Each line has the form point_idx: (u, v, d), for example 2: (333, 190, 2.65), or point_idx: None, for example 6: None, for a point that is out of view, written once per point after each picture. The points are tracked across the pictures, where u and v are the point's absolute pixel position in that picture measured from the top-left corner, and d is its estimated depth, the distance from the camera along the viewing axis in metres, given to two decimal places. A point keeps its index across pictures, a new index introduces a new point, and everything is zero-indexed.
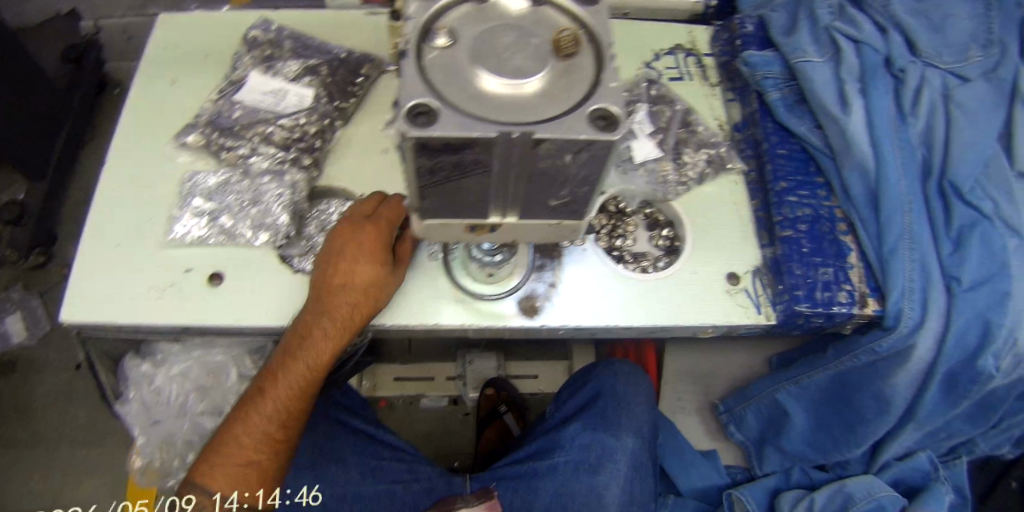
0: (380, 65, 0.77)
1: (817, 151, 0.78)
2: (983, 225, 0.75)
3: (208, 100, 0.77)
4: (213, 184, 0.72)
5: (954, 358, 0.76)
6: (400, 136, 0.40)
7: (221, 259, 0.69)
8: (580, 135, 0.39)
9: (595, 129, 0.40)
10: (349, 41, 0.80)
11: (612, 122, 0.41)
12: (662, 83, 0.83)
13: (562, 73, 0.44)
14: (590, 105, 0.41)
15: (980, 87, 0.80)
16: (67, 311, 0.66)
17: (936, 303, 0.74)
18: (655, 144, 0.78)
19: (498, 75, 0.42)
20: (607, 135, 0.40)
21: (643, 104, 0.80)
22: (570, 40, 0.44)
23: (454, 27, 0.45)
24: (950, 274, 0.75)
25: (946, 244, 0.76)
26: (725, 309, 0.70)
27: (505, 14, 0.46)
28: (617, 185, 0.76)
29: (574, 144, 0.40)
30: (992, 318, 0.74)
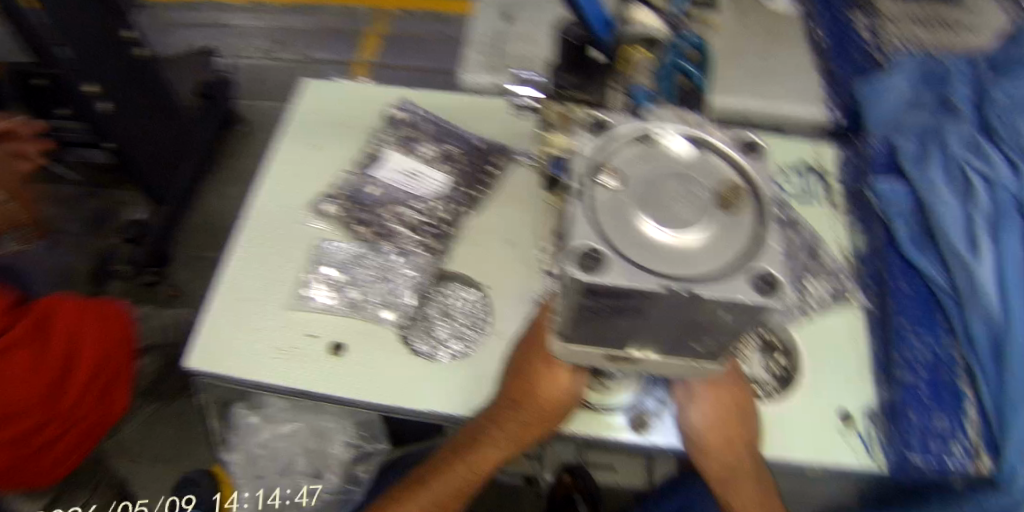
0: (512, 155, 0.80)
1: (942, 292, 0.76)
2: None
3: (344, 170, 0.79)
4: (344, 255, 0.74)
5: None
6: (567, 278, 0.42)
7: (344, 330, 0.70)
8: (737, 296, 0.40)
9: (755, 293, 0.40)
10: (484, 128, 0.84)
11: (776, 287, 0.40)
12: (790, 205, 0.77)
13: (725, 227, 0.44)
14: (753, 266, 0.42)
15: None
16: (194, 362, 0.68)
17: None
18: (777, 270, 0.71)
19: (661, 226, 0.43)
20: (768, 299, 0.40)
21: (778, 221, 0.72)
22: (732, 195, 0.45)
23: (621, 167, 0.46)
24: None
25: None
26: (834, 452, 0.65)
27: (671, 158, 0.47)
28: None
29: (729, 303, 0.41)
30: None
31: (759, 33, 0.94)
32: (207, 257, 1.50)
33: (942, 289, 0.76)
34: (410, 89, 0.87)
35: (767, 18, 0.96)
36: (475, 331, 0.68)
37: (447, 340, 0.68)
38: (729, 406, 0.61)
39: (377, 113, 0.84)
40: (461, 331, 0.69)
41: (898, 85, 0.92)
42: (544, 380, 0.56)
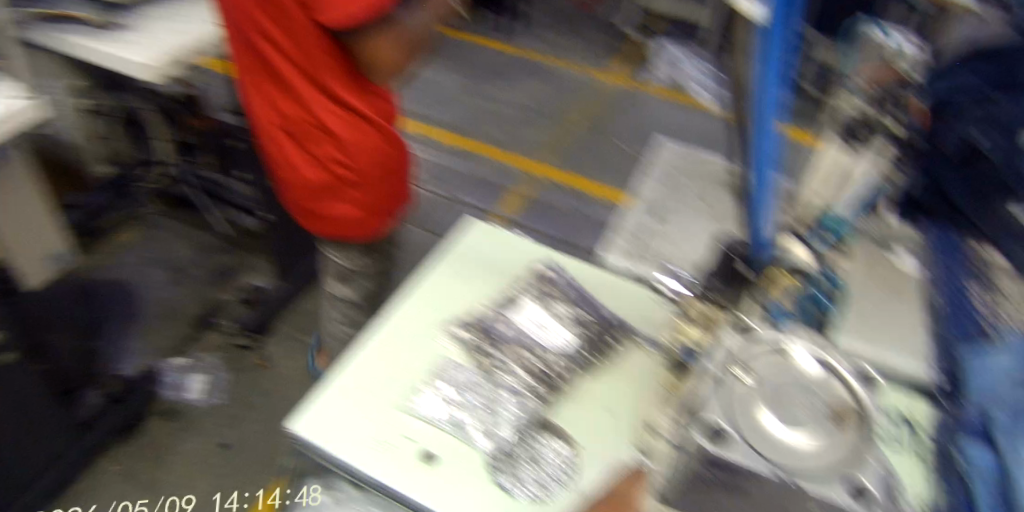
0: (634, 338, 0.88)
1: None
2: None
3: (484, 304, 0.90)
4: (462, 379, 0.81)
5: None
6: (691, 444, 0.51)
7: (439, 444, 0.76)
8: (837, 502, 0.47)
9: (849, 501, 0.48)
10: (616, 306, 0.93)
11: (867, 495, 0.48)
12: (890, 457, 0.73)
13: (837, 438, 0.50)
14: (845, 477, 0.49)
15: None
16: (301, 426, 0.76)
17: None
18: None
19: (784, 426, 0.50)
20: (863, 509, 0.47)
21: None
22: (848, 414, 0.52)
23: (760, 369, 0.53)
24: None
25: None
26: None
27: (802, 370, 0.53)
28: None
29: (828, 505, 0.48)
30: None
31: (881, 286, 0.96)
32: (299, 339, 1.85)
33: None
34: (561, 255, 1.01)
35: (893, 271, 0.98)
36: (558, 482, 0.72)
37: (530, 484, 0.71)
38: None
39: (527, 265, 0.98)
40: (545, 479, 0.72)
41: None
42: None
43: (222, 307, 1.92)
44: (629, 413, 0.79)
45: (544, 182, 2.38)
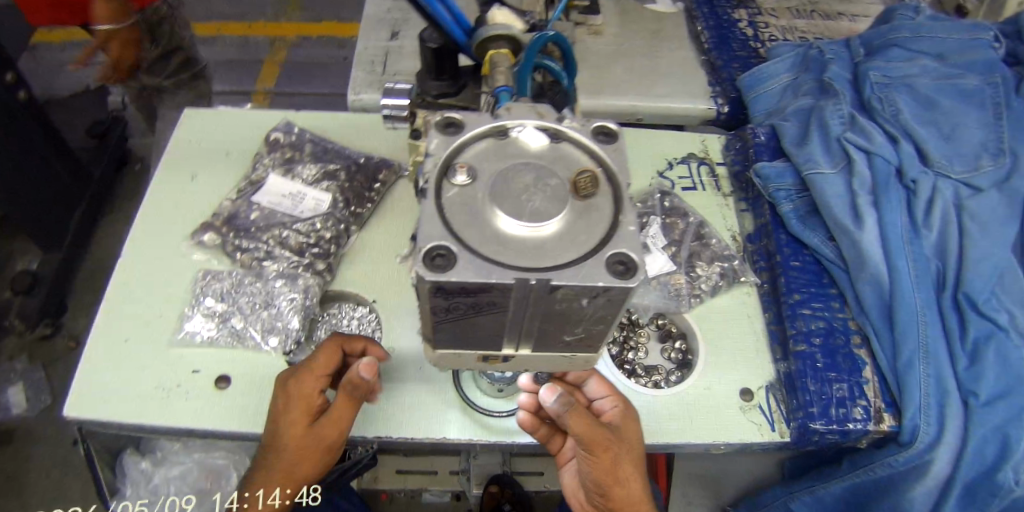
0: (398, 170, 0.80)
1: (829, 263, 0.75)
2: (998, 338, 0.74)
3: (226, 198, 0.77)
4: (225, 285, 0.71)
5: (972, 473, 0.71)
6: (416, 278, 0.40)
7: (230, 362, 0.67)
8: (597, 283, 0.39)
9: (613, 276, 0.39)
10: (370, 146, 0.83)
11: (631, 269, 0.40)
12: (675, 195, 0.78)
13: (579, 213, 0.43)
14: (607, 251, 0.41)
15: (992, 198, 0.81)
16: (69, 409, 0.63)
17: (953, 420, 0.70)
18: (668, 255, 0.73)
19: (517, 222, 0.41)
20: (624, 283, 0.39)
21: (656, 216, 0.75)
22: (588, 182, 0.43)
23: (475, 164, 0.45)
24: (968, 388, 0.72)
25: (963, 357, 0.74)
26: (736, 428, 0.64)
27: (523, 150, 0.45)
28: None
29: (591, 290, 0.40)
30: (1011, 436, 0.70)
31: (646, 35, 0.95)
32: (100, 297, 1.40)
33: (829, 256, 0.75)
34: (296, 112, 0.87)
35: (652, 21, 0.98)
36: None
37: None
38: (593, 436, 0.53)
39: (262, 138, 0.84)
40: None
41: (788, 61, 0.91)
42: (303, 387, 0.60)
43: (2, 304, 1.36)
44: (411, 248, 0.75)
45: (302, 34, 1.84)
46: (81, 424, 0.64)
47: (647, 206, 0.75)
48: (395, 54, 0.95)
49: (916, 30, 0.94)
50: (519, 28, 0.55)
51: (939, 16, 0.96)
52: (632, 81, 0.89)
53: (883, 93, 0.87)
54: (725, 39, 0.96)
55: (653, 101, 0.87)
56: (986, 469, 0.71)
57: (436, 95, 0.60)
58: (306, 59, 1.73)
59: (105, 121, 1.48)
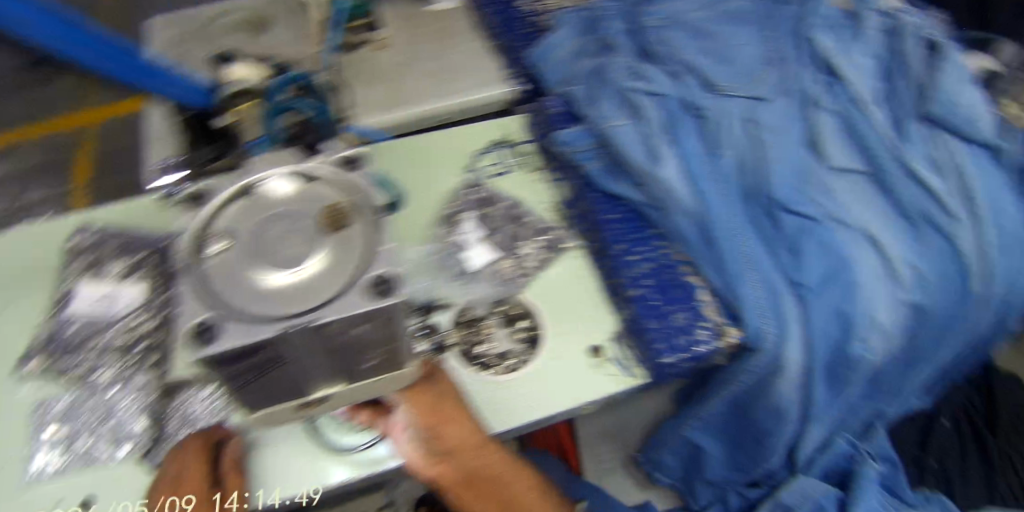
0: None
1: (642, 207, 0.79)
2: (812, 228, 0.79)
3: (37, 321, 0.72)
4: (61, 408, 0.67)
5: (825, 354, 0.79)
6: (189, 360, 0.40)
7: (87, 486, 0.62)
8: (356, 309, 0.40)
9: (370, 300, 0.40)
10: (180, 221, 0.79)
11: (389, 286, 0.41)
12: (483, 184, 0.81)
13: (333, 248, 0.43)
14: (363, 275, 0.42)
15: (778, 104, 0.85)
16: None
17: (792, 314, 0.75)
18: (488, 247, 0.76)
19: (274, 275, 0.42)
20: (380, 303, 0.40)
21: (471, 211, 0.78)
22: (336, 213, 0.44)
23: (227, 228, 0.45)
24: (800, 283, 0.77)
25: (785, 254, 0.79)
26: (593, 385, 0.68)
27: (273, 201, 0.46)
28: (460, 297, 0.73)
29: (355, 318, 0.41)
30: (846, 312, 0.78)
31: (434, 37, 0.98)
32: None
33: (643, 202, 0.78)
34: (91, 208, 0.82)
35: (433, 25, 1.00)
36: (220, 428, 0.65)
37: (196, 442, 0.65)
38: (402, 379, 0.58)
39: (62, 247, 0.77)
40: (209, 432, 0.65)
41: (572, 29, 0.96)
42: (185, 479, 0.60)
43: None
44: None
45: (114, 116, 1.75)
46: None
47: (455, 204, 0.79)
48: None
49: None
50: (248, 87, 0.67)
51: None
52: (427, 85, 0.91)
53: (662, 37, 0.91)
54: (508, 20, 1.00)
55: (451, 98, 0.89)
56: (835, 347, 0.79)
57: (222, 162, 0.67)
58: (125, 140, 1.64)
59: None
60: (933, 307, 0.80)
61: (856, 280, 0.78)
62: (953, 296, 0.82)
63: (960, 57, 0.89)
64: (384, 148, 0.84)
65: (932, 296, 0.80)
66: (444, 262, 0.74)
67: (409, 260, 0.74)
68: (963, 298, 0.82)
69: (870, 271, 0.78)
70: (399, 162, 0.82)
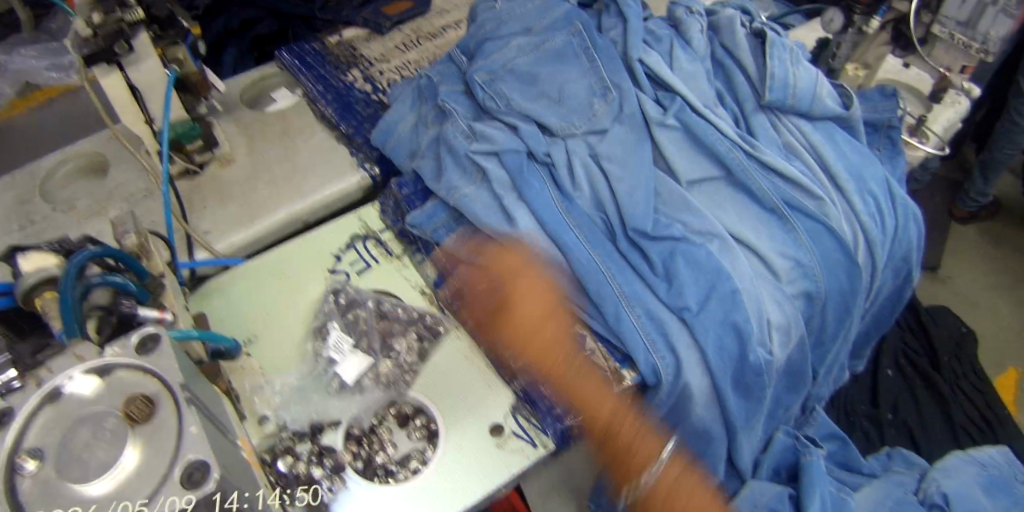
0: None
1: (512, 268, 0.80)
2: (680, 248, 0.77)
3: None
4: None
5: (728, 370, 0.75)
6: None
7: None
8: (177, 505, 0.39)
9: (190, 492, 0.40)
10: None
11: (207, 476, 0.41)
12: (349, 286, 0.80)
13: (146, 440, 0.42)
14: (176, 467, 0.41)
15: (617, 132, 0.86)
16: None
17: (679, 337, 0.74)
18: (360, 351, 0.74)
19: (84, 489, 0.39)
20: (199, 493, 0.40)
21: (334, 322, 0.76)
22: (140, 405, 0.43)
23: (37, 443, 0.42)
24: (678, 306, 0.75)
25: (661, 281, 0.77)
26: (499, 465, 0.68)
27: (80, 403, 0.43)
28: (342, 414, 0.71)
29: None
30: (737, 321, 0.74)
31: (275, 138, 1.03)
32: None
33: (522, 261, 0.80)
34: None
35: (275, 128, 1.04)
36: None
37: None
38: None
39: None
40: None
41: (406, 99, 0.97)
42: None
43: None
44: None
45: None
46: None
47: (324, 315, 0.77)
48: None
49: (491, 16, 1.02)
50: (53, 262, 0.55)
51: None
52: (277, 191, 0.95)
53: (491, 88, 0.91)
54: (347, 105, 1.04)
55: (308, 199, 0.94)
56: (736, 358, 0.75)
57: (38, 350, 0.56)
58: None
59: None
60: (821, 291, 0.80)
61: (735, 288, 0.75)
62: (840, 273, 0.81)
63: (786, 40, 0.90)
64: (241, 275, 0.82)
65: (817, 280, 0.80)
66: (321, 377, 0.73)
67: (282, 390, 0.72)
68: (851, 273, 0.81)
69: (746, 275, 0.77)
70: (262, 286, 0.81)
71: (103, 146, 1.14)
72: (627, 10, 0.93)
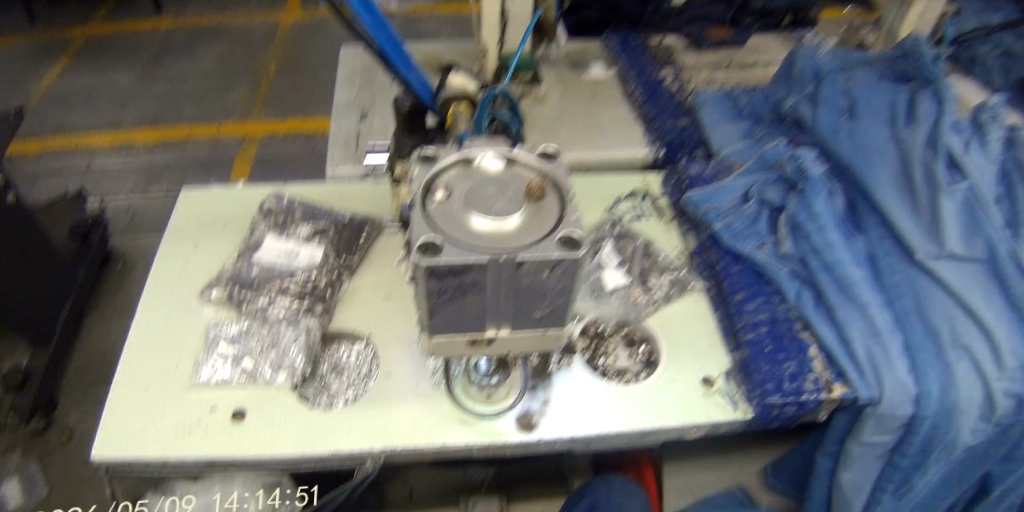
0: (379, 225, 0.93)
1: (766, 265, 0.92)
2: (909, 297, 0.86)
3: (229, 260, 0.88)
4: (235, 330, 0.80)
5: (928, 415, 0.77)
6: (415, 266, 0.50)
7: (246, 398, 0.74)
8: (552, 255, 0.50)
9: (564, 250, 0.51)
10: (355, 206, 0.97)
11: (577, 244, 0.52)
12: (623, 223, 1.00)
13: (533, 212, 0.55)
14: (557, 233, 0.53)
15: (892, 186, 0.95)
16: (96, 451, 0.68)
17: (898, 363, 0.79)
18: (622, 273, 0.92)
19: (482, 216, 0.54)
20: (572, 253, 0.51)
21: (611, 241, 0.96)
22: (538, 187, 0.56)
23: (450, 184, 0.58)
24: (897, 339, 0.82)
25: (889, 317, 0.84)
26: (705, 409, 0.77)
27: (487, 172, 0.59)
28: (591, 311, 0.87)
29: (549, 262, 0.51)
30: (939, 377, 0.79)
31: (586, 99, 1.26)
32: (97, 394, 1.49)
33: (798, 259, 0.93)
34: (285, 185, 1.00)
35: (588, 90, 1.28)
36: (363, 376, 0.77)
37: (341, 389, 0.75)
38: None
39: (255, 210, 0.96)
40: (353, 379, 0.77)
41: (716, 112, 1.21)
42: None
43: None
44: (399, 288, 0.87)
45: (268, 138, 2.21)
46: (106, 467, 0.69)
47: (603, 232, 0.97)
48: (365, 133, 1.13)
49: (814, 69, 1.19)
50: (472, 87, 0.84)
51: (834, 60, 1.19)
52: (576, 137, 1.17)
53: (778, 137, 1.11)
54: (654, 96, 1.26)
55: (602, 152, 1.15)
56: (951, 409, 0.77)
57: (410, 147, 0.86)
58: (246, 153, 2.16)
59: (87, 223, 1.64)
60: None
61: (946, 351, 0.80)
62: None
63: None
64: None
65: None
66: (585, 278, 0.91)
67: None
68: None
69: (967, 350, 0.79)
70: None
71: (441, 50, 1.36)
72: (946, 95, 0.99)
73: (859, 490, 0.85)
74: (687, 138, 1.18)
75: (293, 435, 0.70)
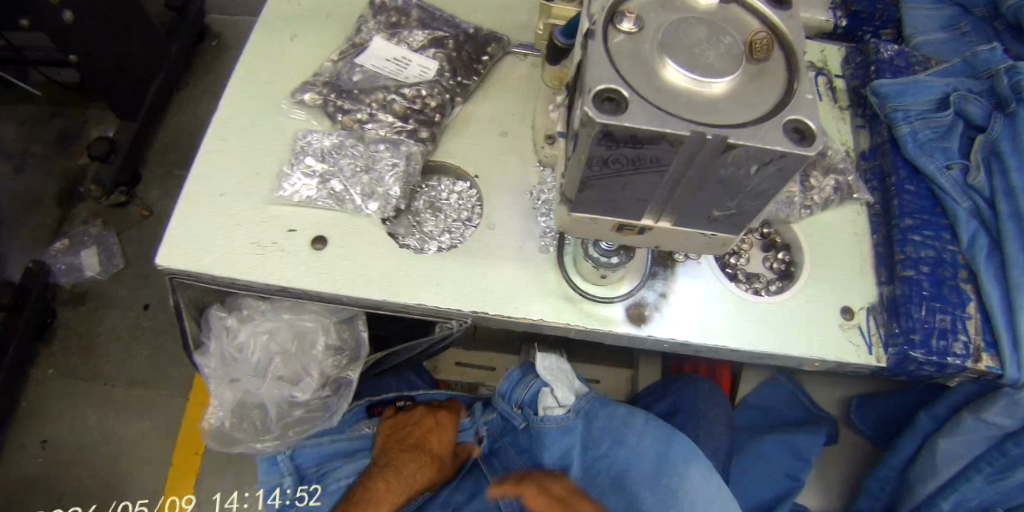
0: (506, 46, 0.78)
1: (945, 193, 0.73)
2: None
3: (328, 59, 0.77)
4: (327, 145, 0.71)
5: None
6: (582, 121, 0.37)
7: (329, 224, 0.67)
8: (777, 147, 0.37)
9: (791, 143, 0.37)
10: (480, 18, 0.81)
11: (808, 137, 0.38)
12: None
13: (752, 78, 0.41)
14: (785, 116, 0.39)
15: None
16: (162, 257, 0.64)
17: None
18: None
19: (687, 69, 0.40)
20: (804, 149, 0.37)
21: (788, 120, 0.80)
22: (763, 45, 0.41)
23: (642, 14, 0.43)
24: None
25: None
26: (836, 344, 0.67)
27: (694, 7, 0.44)
28: None
29: (767, 155, 0.38)
30: None
31: None
32: (179, 175, 1.49)
33: (984, 196, 0.74)
34: None
35: None
36: (464, 221, 0.68)
37: (435, 230, 0.68)
38: None
39: (363, 4, 0.82)
40: (451, 224, 0.69)
41: None
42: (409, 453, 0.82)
43: (81, 170, 1.45)
44: (517, 126, 0.74)
45: None
46: (171, 274, 0.66)
47: None
48: None
49: None
50: None
51: None
52: None
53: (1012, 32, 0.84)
54: None
55: None
56: None
57: None
58: None
59: None
60: None
61: None
62: None
63: None
64: None
65: None
66: None
67: None
68: None
69: None
70: None
71: None
72: None
73: (953, 455, 0.78)
74: (880, 9, 0.93)
75: (375, 275, 0.64)
